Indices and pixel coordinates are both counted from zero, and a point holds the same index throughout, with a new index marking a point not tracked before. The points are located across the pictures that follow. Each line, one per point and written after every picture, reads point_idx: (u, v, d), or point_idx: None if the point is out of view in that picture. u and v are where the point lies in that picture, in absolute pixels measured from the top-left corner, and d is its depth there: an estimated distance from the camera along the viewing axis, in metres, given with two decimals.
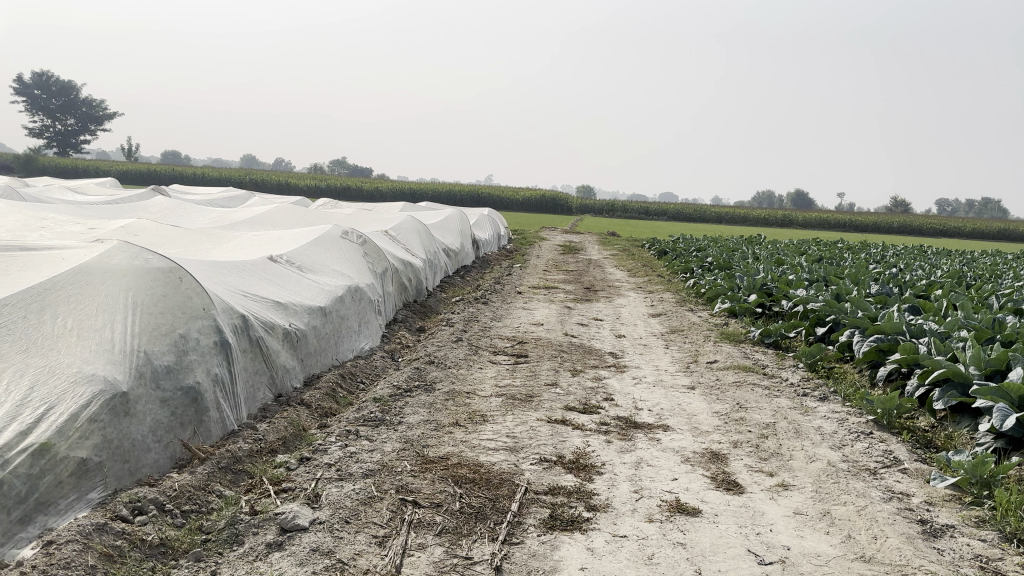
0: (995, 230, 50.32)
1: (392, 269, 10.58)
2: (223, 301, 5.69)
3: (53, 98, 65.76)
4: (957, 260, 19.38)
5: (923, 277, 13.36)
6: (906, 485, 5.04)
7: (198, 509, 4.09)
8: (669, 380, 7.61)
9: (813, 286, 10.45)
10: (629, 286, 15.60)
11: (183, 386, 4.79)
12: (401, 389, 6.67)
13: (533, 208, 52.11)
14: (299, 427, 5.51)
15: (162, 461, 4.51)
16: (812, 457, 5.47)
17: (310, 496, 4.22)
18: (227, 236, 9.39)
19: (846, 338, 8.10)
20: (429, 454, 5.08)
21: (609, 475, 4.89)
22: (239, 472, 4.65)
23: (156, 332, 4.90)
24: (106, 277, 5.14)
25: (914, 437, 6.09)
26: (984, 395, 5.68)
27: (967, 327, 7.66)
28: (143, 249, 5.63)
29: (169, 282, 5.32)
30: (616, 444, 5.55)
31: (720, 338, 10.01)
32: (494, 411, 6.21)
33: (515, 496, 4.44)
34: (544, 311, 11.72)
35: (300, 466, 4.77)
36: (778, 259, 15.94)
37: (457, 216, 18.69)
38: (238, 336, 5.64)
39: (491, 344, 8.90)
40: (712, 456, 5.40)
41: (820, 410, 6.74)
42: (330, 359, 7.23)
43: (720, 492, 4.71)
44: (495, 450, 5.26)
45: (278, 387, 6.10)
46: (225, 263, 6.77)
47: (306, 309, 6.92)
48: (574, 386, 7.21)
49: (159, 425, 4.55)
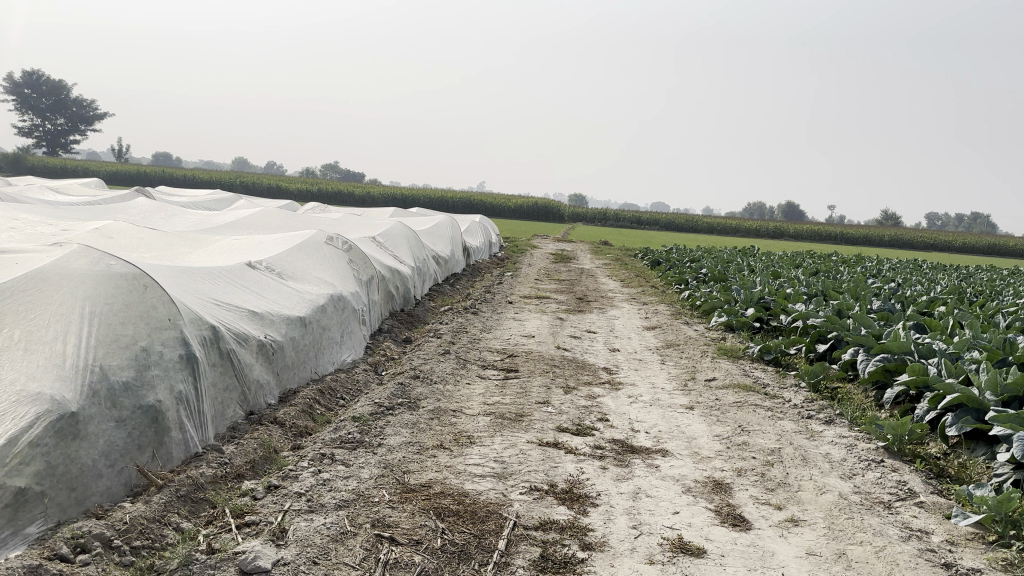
0: (985, 244, 50.24)
1: (378, 277, 10.15)
2: (192, 310, 5.28)
3: (43, 98, 64.89)
4: (954, 275, 19.10)
5: (923, 292, 13.07)
6: (924, 521, 4.68)
7: (150, 545, 3.67)
8: (667, 400, 7.22)
9: (813, 302, 10.11)
10: (623, 298, 15.19)
11: (142, 405, 4.37)
12: (382, 407, 6.25)
13: (524, 215, 51.73)
14: (269, 449, 5.12)
15: (115, 488, 4.10)
16: (822, 489, 5.10)
17: (275, 532, 3.82)
18: (206, 240, 8.99)
19: (850, 356, 7.75)
20: (411, 481, 4.67)
21: (605, 508, 4.50)
22: (200, 502, 4.24)
23: (116, 344, 4.50)
24: (65, 283, 4.75)
25: (926, 465, 5.72)
26: (1002, 422, 5.33)
27: (978, 347, 7.32)
28: (106, 253, 5.21)
29: (133, 289, 4.92)
30: (613, 472, 5.16)
31: (718, 353, 9.65)
32: (481, 433, 5.81)
33: (502, 531, 4.05)
34: (535, 323, 11.29)
35: (267, 496, 4.35)
36: (774, 271, 15.63)
37: (448, 222, 18.35)
38: (207, 349, 5.22)
39: (480, 358, 8.50)
40: (715, 486, 5.02)
41: (826, 434, 6.37)
42: (309, 373, 6.82)
43: (726, 528, 4.34)
44: (482, 477, 4.87)
45: (249, 404, 5.68)
46: (198, 270, 6.36)
47: (284, 320, 6.52)
48: (567, 405, 6.81)
49: (113, 448, 4.14)
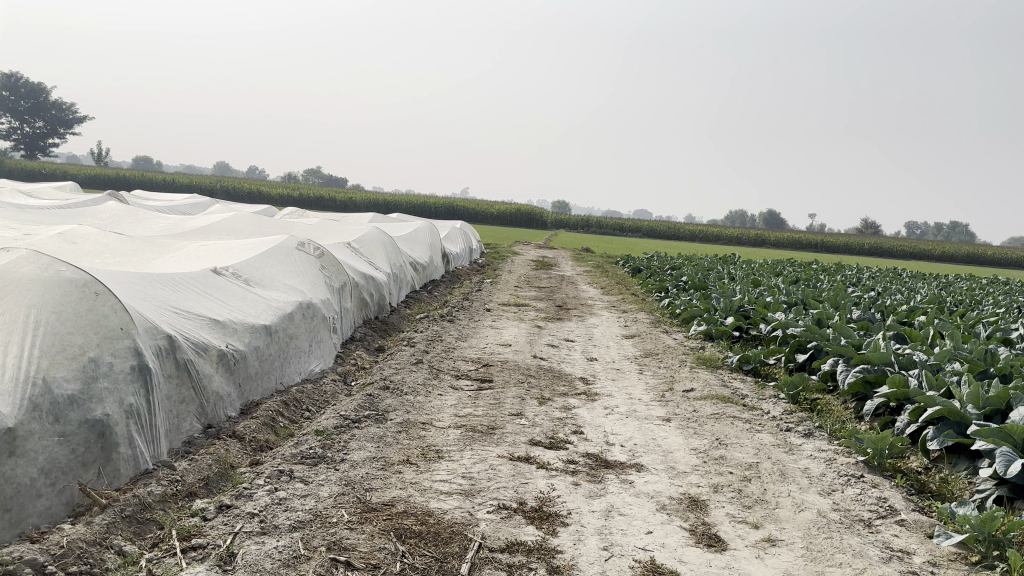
0: (964, 252, 50.67)
1: (351, 284, 9.93)
2: (147, 319, 5.04)
3: (21, 100, 64.17)
4: (932, 284, 19.09)
5: (903, 301, 13.00)
6: (905, 541, 4.52)
7: (88, 570, 3.46)
8: (643, 412, 7.05)
9: (792, 311, 10.00)
10: (603, 306, 15.03)
11: (88, 420, 4.12)
12: (348, 420, 6.03)
13: (505, 221, 51.60)
14: (225, 465, 4.90)
15: (55, 509, 3.88)
16: (800, 506, 4.93)
17: (222, 556, 3.62)
18: (173, 246, 8.74)
19: (829, 367, 7.63)
20: (372, 500, 4.46)
21: (575, 528, 4.31)
22: (147, 523, 4.02)
23: (62, 355, 4.25)
24: (10, 291, 4.52)
25: (907, 480, 5.58)
26: (984, 436, 5.18)
27: (959, 358, 7.20)
28: (58, 258, 4.96)
29: (84, 297, 4.66)
30: (585, 488, 4.97)
31: (697, 363, 9.51)
32: (450, 447, 5.61)
33: (466, 554, 3.85)
34: (513, 331, 11.09)
35: (217, 516, 4.13)
36: (755, 279, 15.57)
37: (427, 228, 18.17)
38: (161, 359, 4.99)
39: (454, 368, 8.30)
40: (691, 503, 4.84)
41: (805, 448, 6.22)
42: (273, 384, 6.59)
43: (700, 549, 4.16)
44: (448, 495, 4.66)
45: (207, 417, 5.45)
46: (158, 276, 6.12)
47: (248, 329, 6.29)
48: (541, 417, 6.62)
49: (54, 466, 3.90)
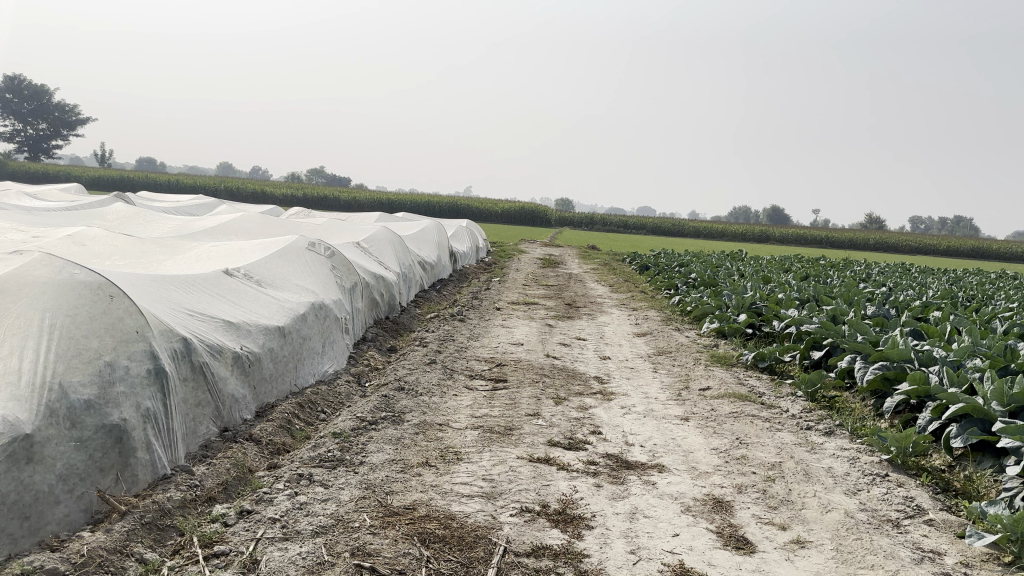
0: (971, 247, 50.46)
1: (362, 284, 9.86)
2: (162, 322, 4.98)
3: (25, 102, 64.25)
4: (942, 279, 18.98)
5: (915, 297, 12.88)
6: (935, 541, 4.44)
7: None
8: (661, 411, 6.97)
9: (806, 307, 9.91)
10: (613, 303, 14.95)
11: (105, 425, 4.06)
12: (364, 422, 5.96)
13: (510, 219, 51.52)
14: (244, 469, 4.84)
15: (74, 516, 3.82)
16: (826, 506, 4.85)
17: (245, 563, 3.56)
18: (183, 247, 8.69)
19: (847, 364, 7.54)
20: (394, 503, 4.39)
21: (600, 531, 4.24)
22: (167, 529, 3.96)
23: (78, 359, 4.19)
24: (23, 295, 4.45)
25: (932, 479, 5.49)
26: (1011, 434, 5.09)
27: (979, 354, 7.10)
28: (70, 261, 4.89)
29: (98, 300, 4.59)
30: (607, 490, 4.89)
31: (711, 361, 9.43)
32: (469, 448, 5.54)
33: (492, 559, 3.78)
34: (524, 330, 11.01)
35: (238, 522, 4.07)
36: (765, 275, 15.45)
37: (434, 226, 18.11)
38: (177, 363, 4.92)
39: (468, 368, 8.23)
40: (716, 505, 4.77)
41: (827, 447, 6.14)
42: (288, 386, 6.53)
43: (729, 552, 4.08)
44: (470, 497, 4.59)
45: (223, 420, 5.39)
46: (171, 278, 6.06)
47: (262, 330, 6.22)
48: (558, 417, 6.54)
49: (72, 472, 3.84)
